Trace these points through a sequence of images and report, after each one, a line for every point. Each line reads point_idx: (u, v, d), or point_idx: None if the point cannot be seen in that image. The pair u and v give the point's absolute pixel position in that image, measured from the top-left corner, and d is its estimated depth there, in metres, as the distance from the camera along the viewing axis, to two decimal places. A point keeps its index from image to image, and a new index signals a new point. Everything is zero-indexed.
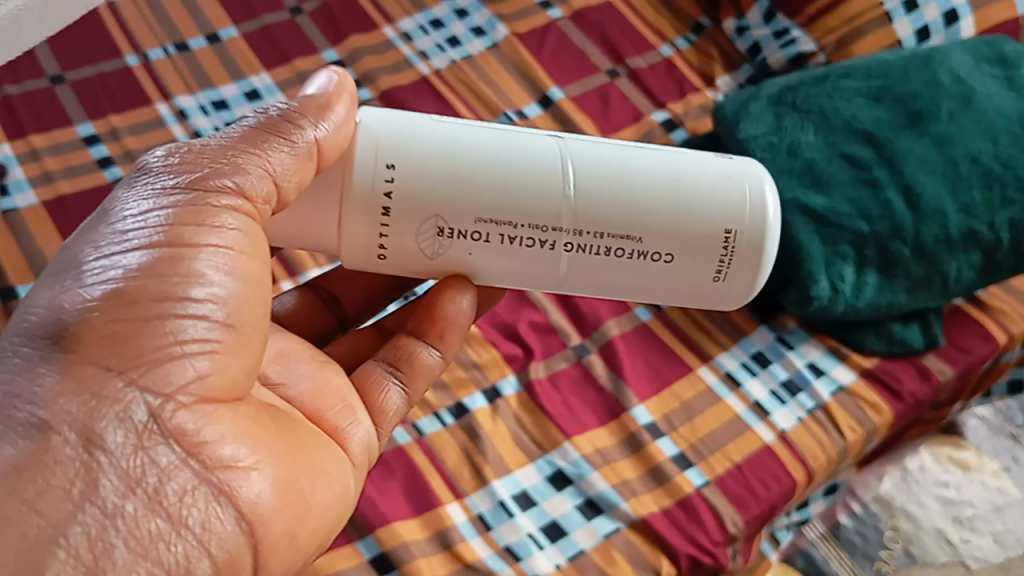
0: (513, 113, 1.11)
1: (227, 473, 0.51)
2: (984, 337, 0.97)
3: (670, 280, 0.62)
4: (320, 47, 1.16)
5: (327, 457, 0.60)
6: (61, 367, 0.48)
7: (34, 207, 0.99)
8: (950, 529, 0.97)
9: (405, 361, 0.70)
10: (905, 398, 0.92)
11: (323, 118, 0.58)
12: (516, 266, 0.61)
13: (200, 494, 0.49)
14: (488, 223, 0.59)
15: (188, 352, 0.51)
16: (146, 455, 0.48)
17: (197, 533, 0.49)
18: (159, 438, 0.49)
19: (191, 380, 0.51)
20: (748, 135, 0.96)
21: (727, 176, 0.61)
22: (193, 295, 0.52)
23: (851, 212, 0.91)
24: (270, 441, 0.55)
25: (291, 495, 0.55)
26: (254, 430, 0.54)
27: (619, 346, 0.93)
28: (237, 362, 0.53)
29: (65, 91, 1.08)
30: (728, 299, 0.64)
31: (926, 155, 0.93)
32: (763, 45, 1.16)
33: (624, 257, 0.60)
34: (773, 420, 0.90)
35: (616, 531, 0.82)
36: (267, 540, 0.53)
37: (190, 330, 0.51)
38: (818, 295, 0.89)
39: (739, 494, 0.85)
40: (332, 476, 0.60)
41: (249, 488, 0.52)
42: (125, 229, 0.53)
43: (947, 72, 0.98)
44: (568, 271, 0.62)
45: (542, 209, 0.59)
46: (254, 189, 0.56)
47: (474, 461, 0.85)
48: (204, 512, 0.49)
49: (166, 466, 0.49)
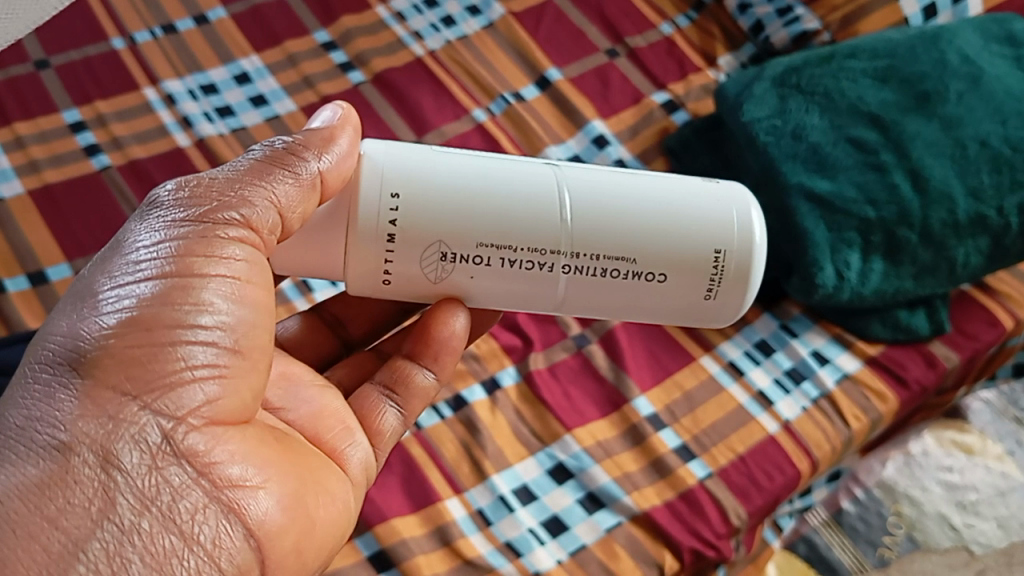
0: (509, 96, 1.09)
1: (236, 492, 0.50)
2: (991, 323, 0.95)
3: (664, 300, 0.60)
4: (311, 29, 1.13)
5: (329, 476, 0.58)
6: (80, 391, 0.46)
7: (20, 196, 0.96)
8: (953, 513, 0.97)
9: (401, 384, 0.68)
10: (910, 385, 0.90)
11: (326, 150, 0.56)
12: (515, 290, 0.59)
13: (211, 512, 0.48)
14: (490, 246, 0.57)
15: (198, 378, 0.49)
16: (162, 475, 0.47)
17: (207, 549, 0.47)
18: (172, 459, 0.47)
19: (201, 404, 0.49)
20: (752, 118, 0.94)
21: (715, 204, 0.59)
22: (203, 323, 0.50)
23: (858, 197, 0.89)
24: (278, 461, 0.54)
25: (297, 511, 0.53)
26: (261, 451, 0.53)
27: (620, 335, 0.91)
28: (245, 386, 0.52)
29: (50, 76, 1.05)
30: (718, 317, 0.62)
31: (933, 138, 0.90)
32: (765, 24, 1.13)
33: (619, 279, 0.58)
34: (777, 410, 0.88)
35: (618, 525, 0.81)
36: (275, 555, 0.51)
37: (199, 355, 0.50)
38: (823, 284, 0.86)
39: (742, 485, 0.84)
40: (335, 494, 0.58)
41: (257, 506, 0.50)
42: (138, 257, 0.51)
43: (955, 52, 0.95)
44: (567, 293, 0.59)
45: (540, 232, 0.57)
46: (260, 221, 0.54)
47: (473, 454, 0.84)
48: (215, 529, 0.48)
49: (179, 485, 0.47)
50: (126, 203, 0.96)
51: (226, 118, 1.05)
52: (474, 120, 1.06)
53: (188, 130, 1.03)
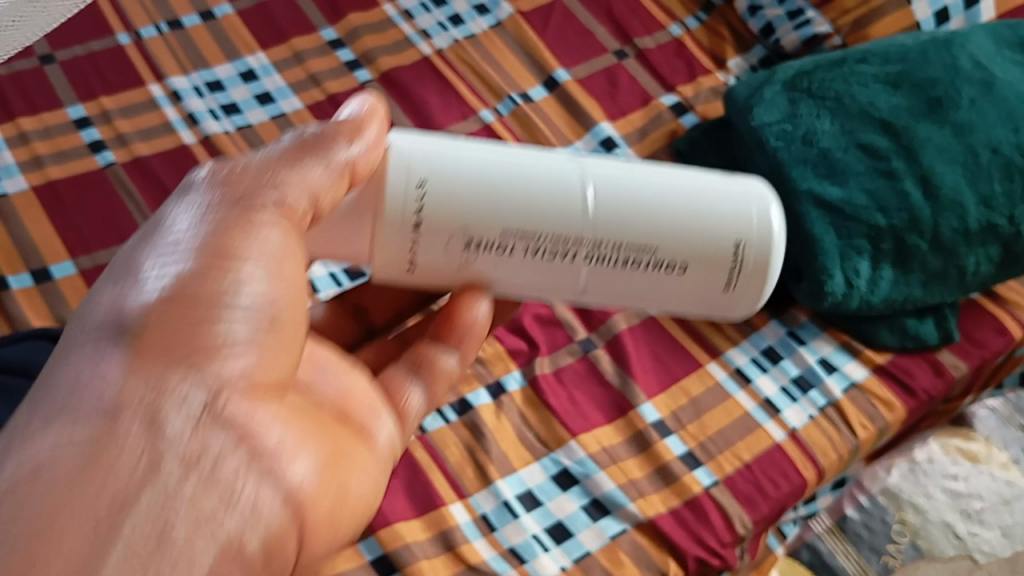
0: (517, 96, 1.08)
1: (276, 457, 0.46)
2: (999, 331, 0.95)
3: (685, 292, 0.59)
4: (319, 26, 1.13)
5: (358, 450, 0.54)
6: (122, 357, 0.44)
7: (24, 191, 0.96)
8: (959, 522, 0.96)
9: (426, 365, 0.66)
10: (917, 394, 0.90)
11: (357, 137, 0.55)
12: (538, 280, 0.58)
13: (251, 475, 0.44)
14: (514, 233, 0.56)
15: (238, 347, 0.47)
16: (204, 439, 0.43)
17: (248, 508, 0.43)
18: (215, 424, 0.44)
19: (241, 372, 0.46)
20: (762, 123, 0.93)
21: (735, 202, 0.58)
22: (240, 294, 0.48)
23: (868, 203, 0.88)
24: (312, 431, 0.50)
25: (331, 482, 0.49)
26: (299, 422, 0.49)
27: (627, 341, 0.90)
28: (283, 359, 0.49)
29: (54, 71, 1.04)
30: (737, 309, 0.61)
31: (944, 144, 0.90)
32: (775, 26, 1.12)
33: (641, 268, 0.57)
34: (783, 417, 0.88)
35: (623, 532, 0.81)
36: (313, 520, 0.47)
37: (235, 325, 0.47)
38: (832, 291, 0.86)
39: (748, 493, 0.83)
40: (365, 467, 0.54)
41: (295, 471, 0.46)
42: (180, 240, 0.49)
43: (967, 57, 0.94)
44: (590, 282, 0.58)
45: (561, 221, 0.56)
46: (294, 200, 0.52)
47: (478, 459, 0.84)
48: (255, 492, 0.44)
49: (221, 450, 0.43)
50: (131, 199, 0.96)
51: (231, 115, 1.04)
52: (482, 121, 1.05)
53: (194, 126, 1.02)
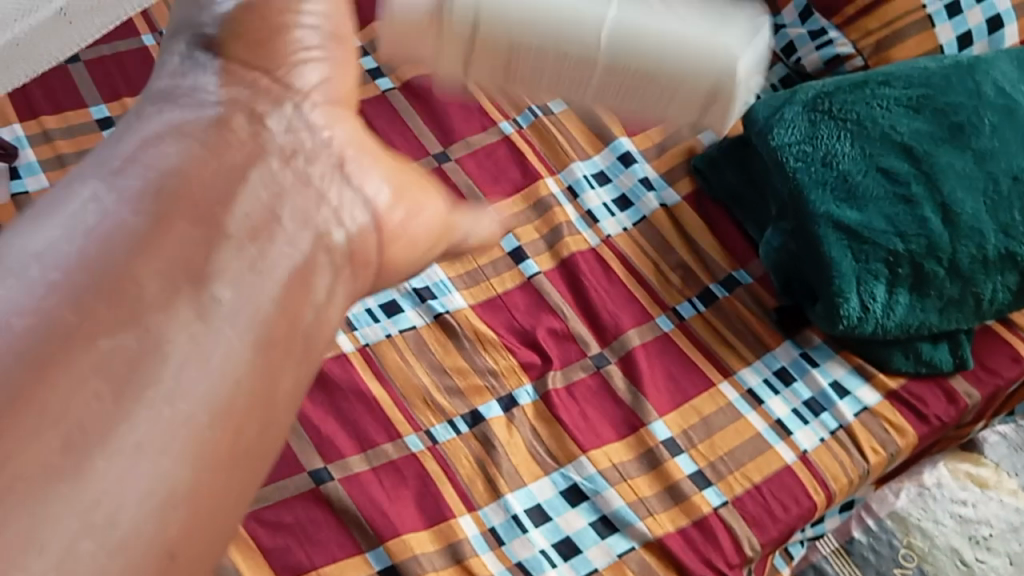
0: (538, 109, 1.07)
1: (353, 169, 0.54)
2: (1012, 358, 0.94)
3: (674, 110, 0.58)
4: None
5: (428, 195, 0.59)
6: (219, 93, 0.51)
7: (45, 190, 0.97)
8: (965, 548, 0.99)
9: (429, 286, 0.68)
10: (929, 420, 0.90)
11: None
12: (554, 69, 0.56)
13: (331, 178, 0.52)
14: (547, 40, 0.54)
15: (308, 59, 0.55)
16: (298, 138, 0.52)
17: (338, 207, 0.52)
18: (304, 126, 0.53)
19: (317, 83, 0.55)
20: (781, 143, 0.93)
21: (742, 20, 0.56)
22: (303, 24, 0.55)
23: (887, 229, 0.88)
24: (379, 159, 0.57)
25: (404, 200, 0.56)
26: (370, 149, 0.56)
27: (639, 357, 0.90)
28: (346, 73, 0.57)
29: (77, 69, 1.05)
30: (718, 120, 0.59)
31: (965, 171, 0.90)
32: (797, 45, 1.12)
33: (646, 86, 0.56)
34: (794, 440, 0.88)
35: (630, 550, 0.81)
36: (391, 238, 0.55)
37: (307, 63, 0.55)
38: (847, 314, 0.86)
39: (757, 515, 0.83)
40: (433, 204, 0.59)
41: (374, 191, 0.54)
42: (206, 83, 0.51)
43: (991, 83, 0.93)
44: (596, 85, 0.57)
45: (575, 27, 0.54)
46: None
47: (488, 472, 0.84)
48: (339, 197, 0.52)
49: (314, 149, 0.52)
50: None
51: None
52: (501, 131, 1.05)
53: None
